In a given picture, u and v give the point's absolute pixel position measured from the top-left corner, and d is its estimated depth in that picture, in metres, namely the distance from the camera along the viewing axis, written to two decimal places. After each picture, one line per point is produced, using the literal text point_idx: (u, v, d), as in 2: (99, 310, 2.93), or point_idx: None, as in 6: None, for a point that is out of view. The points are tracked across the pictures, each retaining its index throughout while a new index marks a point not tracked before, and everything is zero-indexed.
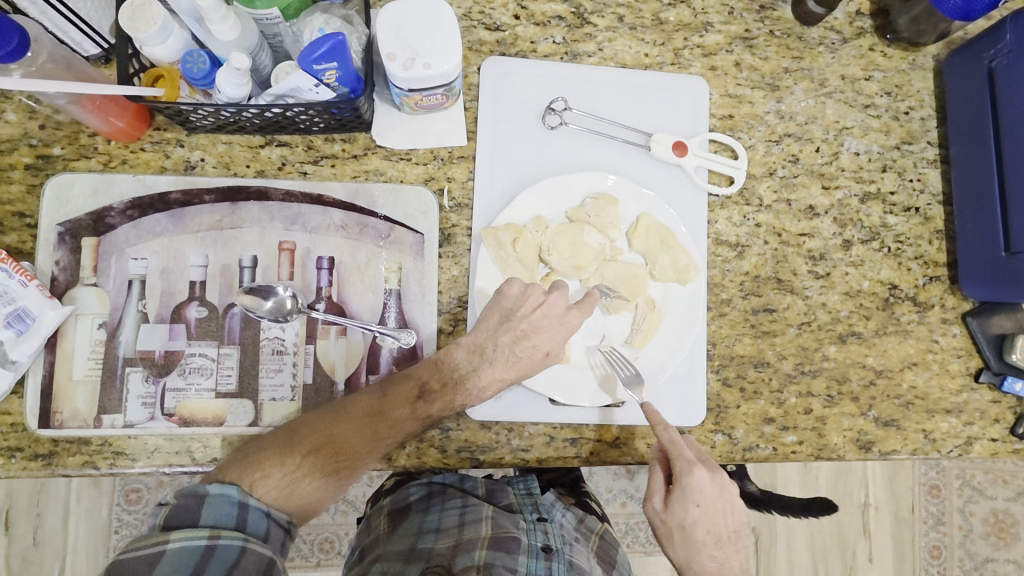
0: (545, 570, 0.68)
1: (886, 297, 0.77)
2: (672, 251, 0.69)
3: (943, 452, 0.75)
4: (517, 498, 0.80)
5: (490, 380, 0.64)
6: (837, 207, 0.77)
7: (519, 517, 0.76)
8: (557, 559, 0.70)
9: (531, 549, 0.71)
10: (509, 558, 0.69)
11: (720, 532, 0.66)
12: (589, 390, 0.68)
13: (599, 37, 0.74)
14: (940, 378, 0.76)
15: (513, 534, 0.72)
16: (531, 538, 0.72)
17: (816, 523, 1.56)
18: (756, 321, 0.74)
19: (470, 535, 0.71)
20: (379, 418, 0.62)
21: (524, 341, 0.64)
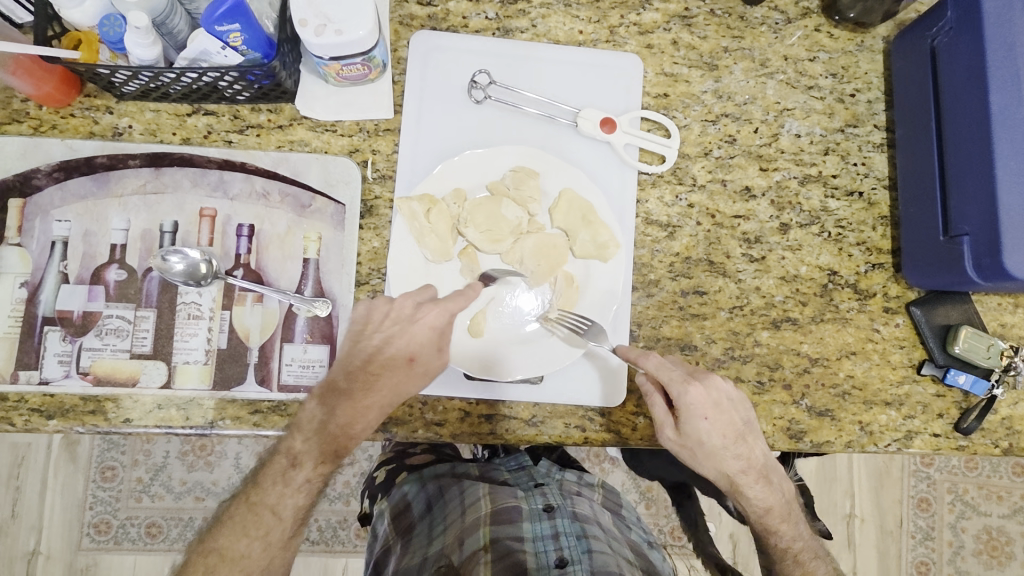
0: (549, 528, 0.76)
1: (825, 284, 0.74)
2: (593, 227, 0.68)
3: (881, 446, 0.72)
4: (512, 476, 0.91)
5: (355, 423, 0.62)
6: (775, 189, 0.75)
7: (516, 492, 0.85)
8: (559, 517, 0.79)
9: (533, 514, 0.79)
10: (516, 527, 0.76)
11: (731, 434, 0.64)
12: (505, 360, 0.67)
13: (533, 14, 0.74)
14: (880, 368, 0.73)
15: (514, 503, 0.81)
16: (532, 504, 0.82)
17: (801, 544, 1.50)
18: (685, 303, 0.72)
19: (473, 511, 0.79)
20: (258, 504, 0.64)
21: (374, 363, 0.62)
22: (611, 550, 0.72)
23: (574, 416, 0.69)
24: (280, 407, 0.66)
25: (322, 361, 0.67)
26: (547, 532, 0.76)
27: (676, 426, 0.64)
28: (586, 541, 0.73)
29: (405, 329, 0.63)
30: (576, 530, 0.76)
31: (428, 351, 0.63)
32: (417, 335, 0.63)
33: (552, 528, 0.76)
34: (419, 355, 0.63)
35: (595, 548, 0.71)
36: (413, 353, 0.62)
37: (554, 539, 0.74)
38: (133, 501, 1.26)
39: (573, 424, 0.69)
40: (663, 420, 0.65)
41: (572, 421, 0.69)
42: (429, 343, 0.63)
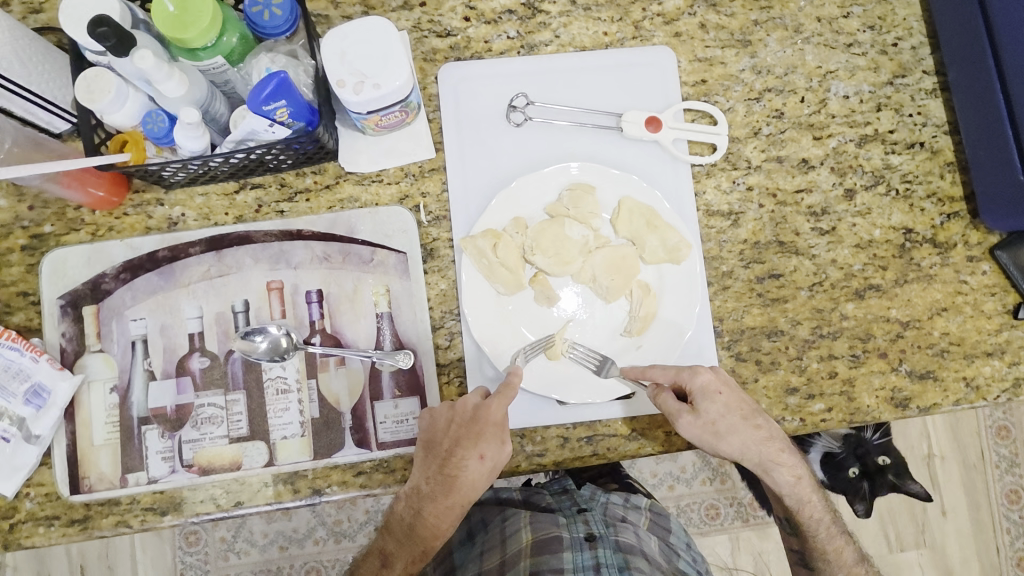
0: (591, 559, 0.71)
1: (902, 243, 0.72)
2: (660, 231, 0.66)
3: (990, 399, 0.70)
4: (554, 497, 0.85)
5: (442, 522, 0.65)
6: (833, 156, 0.72)
7: (557, 517, 0.79)
8: (601, 547, 0.73)
9: (573, 543, 0.74)
10: (556, 558, 0.72)
11: (739, 414, 0.64)
12: (571, 384, 0.65)
13: (554, 25, 0.73)
14: (975, 320, 0.71)
15: (554, 533, 0.76)
16: (572, 533, 0.76)
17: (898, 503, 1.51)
18: (763, 289, 0.71)
19: (513, 545, 0.76)
20: None
21: (452, 463, 0.63)
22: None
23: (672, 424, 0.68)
24: (383, 464, 0.67)
25: (414, 413, 0.67)
26: (588, 563, 0.71)
27: (692, 411, 0.63)
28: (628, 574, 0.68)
29: (471, 437, 0.62)
30: (619, 562, 0.71)
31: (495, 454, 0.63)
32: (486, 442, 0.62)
33: (592, 559, 0.72)
34: (486, 456, 0.62)
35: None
36: (483, 458, 0.63)
37: (596, 569, 0.70)
38: (223, 561, 1.28)
39: (673, 431, 0.68)
40: (676, 411, 0.63)
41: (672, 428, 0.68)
42: (495, 441, 0.62)
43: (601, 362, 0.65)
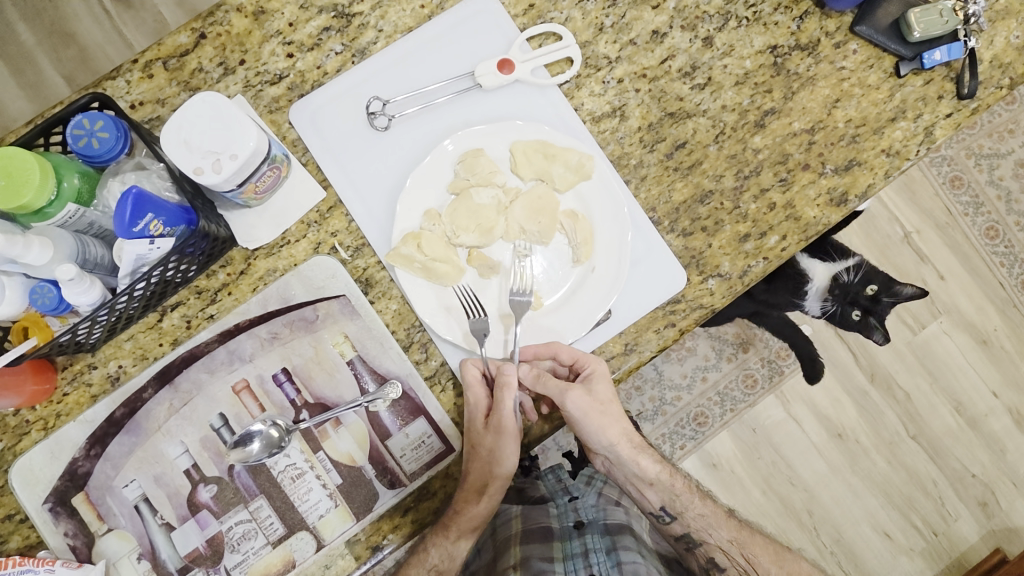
0: (579, 546, 0.81)
1: (773, 61, 0.74)
2: (559, 157, 0.67)
3: (913, 158, 0.73)
4: (548, 489, 0.94)
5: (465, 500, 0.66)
6: (677, 15, 0.74)
7: (548, 510, 0.89)
8: (588, 532, 0.83)
9: (564, 532, 0.84)
10: (544, 548, 0.81)
11: (607, 401, 0.67)
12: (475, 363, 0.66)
13: (373, 21, 0.72)
14: (867, 96, 0.74)
15: (544, 523, 0.85)
16: (562, 522, 0.86)
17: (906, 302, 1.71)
18: (676, 162, 0.73)
19: (506, 536, 0.84)
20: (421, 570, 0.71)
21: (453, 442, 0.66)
22: (643, 559, 0.77)
23: (660, 322, 0.70)
24: (423, 490, 0.67)
25: (427, 432, 0.67)
26: (576, 549, 0.81)
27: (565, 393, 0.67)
28: (614, 554, 0.78)
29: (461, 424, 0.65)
30: (607, 543, 0.80)
31: (483, 438, 0.64)
32: (472, 427, 0.65)
33: (581, 544, 0.82)
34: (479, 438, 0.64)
35: (626, 560, 0.77)
36: (474, 445, 0.65)
37: (584, 555, 0.80)
38: None
39: (663, 326, 0.71)
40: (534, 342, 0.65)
41: (660, 324, 0.70)
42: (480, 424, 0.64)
43: (524, 292, 0.66)
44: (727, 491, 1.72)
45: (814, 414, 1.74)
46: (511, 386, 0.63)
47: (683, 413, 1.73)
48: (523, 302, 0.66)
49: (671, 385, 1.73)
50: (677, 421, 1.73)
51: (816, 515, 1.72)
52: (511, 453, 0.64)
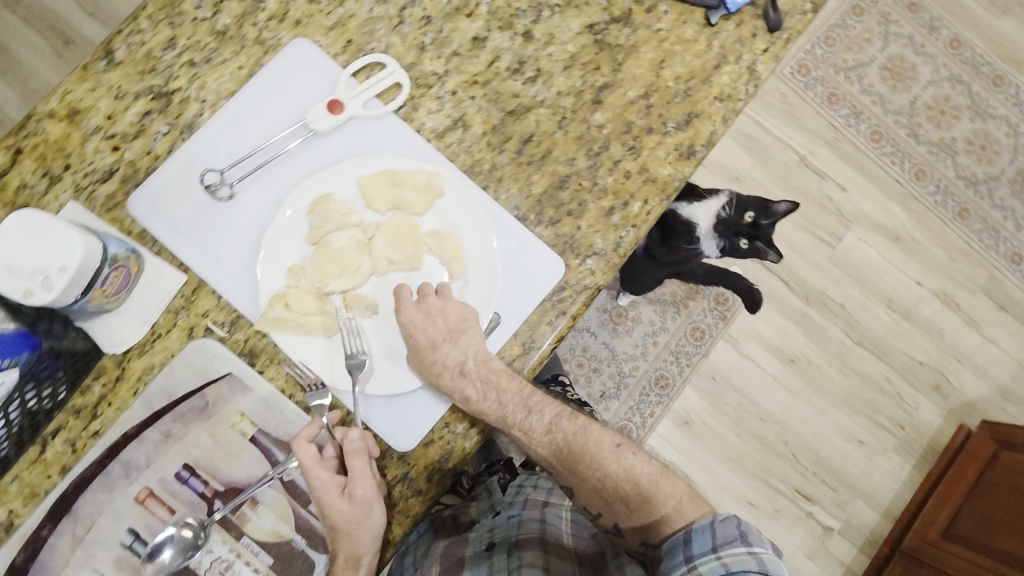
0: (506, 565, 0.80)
1: (595, 39, 0.76)
2: (407, 181, 0.67)
3: (745, 98, 0.77)
4: (478, 510, 0.98)
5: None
6: (492, 17, 0.76)
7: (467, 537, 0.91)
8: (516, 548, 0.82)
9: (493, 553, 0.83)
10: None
11: (456, 324, 0.67)
12: (315, 423, 0.65)
13: (193, 94, 0.71)
14: (689, 50, 0.77)
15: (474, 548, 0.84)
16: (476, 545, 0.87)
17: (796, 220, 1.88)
18: (527, 156, 0.74)
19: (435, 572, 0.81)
20: None
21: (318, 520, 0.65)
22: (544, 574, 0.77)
23: (550, 313, 0.71)
24: None
25: None
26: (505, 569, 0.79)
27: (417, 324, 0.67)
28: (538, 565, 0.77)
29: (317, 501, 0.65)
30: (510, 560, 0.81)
31: (345, 515, 0.63)
32: (330, 507, 0.64)
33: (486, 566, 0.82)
34: (334, 510, 0.64)
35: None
36: (337, 524, 0.64)
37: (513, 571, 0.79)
38: None
39: (554, 317, 0.71)
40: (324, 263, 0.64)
41: (551, 316, 0.71)
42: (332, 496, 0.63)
43: (358, 353, 0.65)
44: (705, 445, 1.75)
45: (764, 347, 1.80)
46: (362, 451, 0.64)
47: (645, 379, 1.75)
48: (360, 361, 0.65)
49: (626, 358, 1.75)
50: (641, 390, 1.74)
51: (792, 443, 1.78)
52: (378, 519, 0.65)
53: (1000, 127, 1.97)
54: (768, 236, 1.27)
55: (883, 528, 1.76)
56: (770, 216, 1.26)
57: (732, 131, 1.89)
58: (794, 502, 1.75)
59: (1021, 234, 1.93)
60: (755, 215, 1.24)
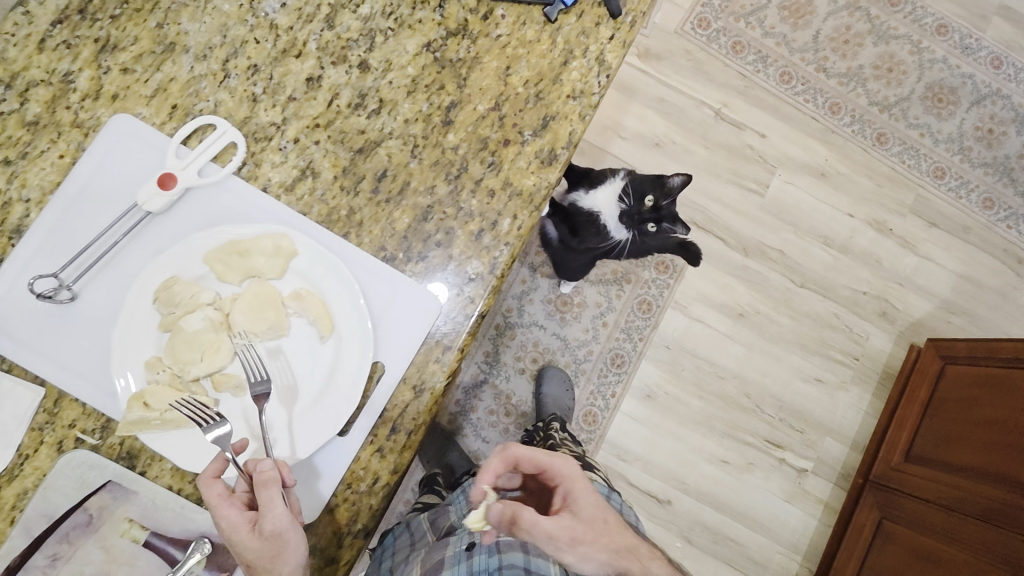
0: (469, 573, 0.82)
1: (434, 57, 0.73)
2: (254, 248, 0.64)
3: (599, 91, 0.75)
4: (456, 514, 0.89)
5: None
6: (322, 53, 0.72)
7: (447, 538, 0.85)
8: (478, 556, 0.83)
9: (456, 559, 0.82)
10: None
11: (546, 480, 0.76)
12: (220, 459, 0.60)
13: (16, 194, 0.67)
14: (533, 52, 0.74)
15: (438, 557, 0.82)
16: (456, 547, 0.83)
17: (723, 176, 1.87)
18: (385, 193, 0.71)
19: None
20: None
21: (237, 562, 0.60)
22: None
23: (436, 351, 0.70)
24: None
25: None
26: None
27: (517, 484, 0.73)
28: None
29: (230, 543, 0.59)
30: (494, 562, 0.84)
31: (258, 551, 0.58)
32: (241, 546, 0.59)
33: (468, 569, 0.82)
34: (248, 549, 0.58)
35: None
36: (251, 562, 0.58)
37: None
38: None
39: (441, 353, 0.70)
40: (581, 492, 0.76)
41: (437, 353, 0.70)
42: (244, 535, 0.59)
43: (263, 379, 0.63)
44: (669, 414, 1.76)
45: (712, 307, 1.81)
46: (272, 480, 0.60)
47: (600, 362, 1.75)
48: (266, 388, 0.63)
49: (579, 344, 1.75)
50: (599, 373, 1.75)
51: (754, 395, 1.80)
52: (296, 550, 0.59)
53: (904, 47, 1.97)
54: (673, 214, 1.26)
55: (854, 459, 1.80)
56: (671, 194, 1.24)
57: (645, 97, 1.86)
58: (765, 451, 1.78)
59: (940, 148, 1.95)
60: (655, 198, 1.22)
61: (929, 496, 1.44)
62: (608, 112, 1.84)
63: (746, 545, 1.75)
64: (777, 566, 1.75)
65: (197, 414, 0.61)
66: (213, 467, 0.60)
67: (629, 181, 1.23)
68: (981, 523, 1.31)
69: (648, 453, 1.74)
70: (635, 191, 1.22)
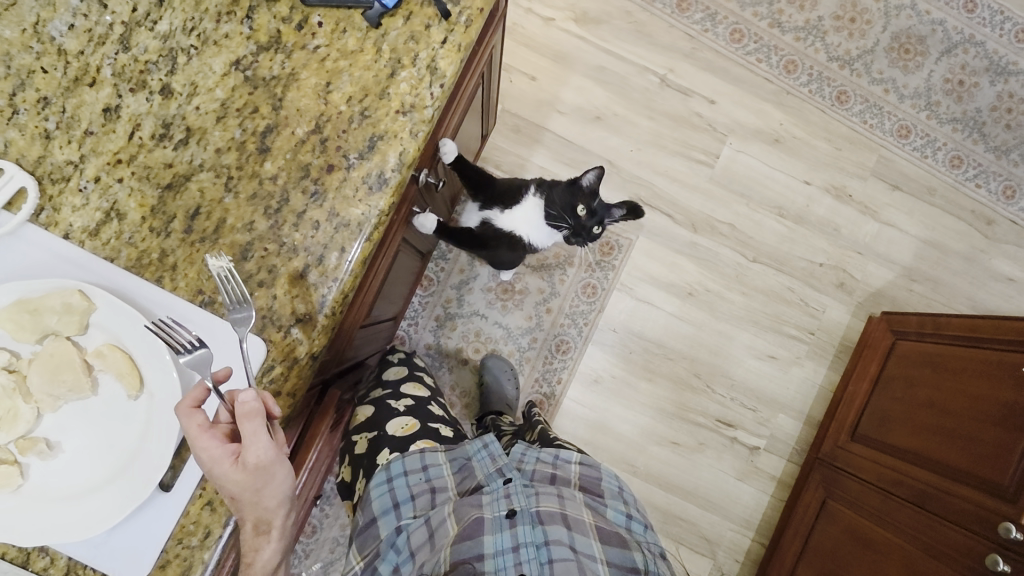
0: (510, 538, 0.77)
1: (245, 76, 0.66)
2: (43, 307, 0.59)
3: (433, 103, 0.68)
4: (483, 472, 0.90)
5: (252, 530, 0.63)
6: (119, 79, 0.65)
7: (481, 498, 0.84)
8: (520, 522, 0.78)
9: (496, 523, 0.79)
10: (476, 544, 0.76)
11: None
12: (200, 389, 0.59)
13: None
14: (356, 64, 0.68)
15: (475, 515, 0.80)
16: (495, 512, 0.80)
17: (670, 148, 1.77)
18: (199, 232, 0.66)
19: (440, 536, 0.81)
20: None
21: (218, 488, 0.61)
22: (575, 554, 0.75)
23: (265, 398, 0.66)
24: None
25: None
26: (507, 543, 0.76)
27: None
28: (547, 547, 0.75)
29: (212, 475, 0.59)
30: (539, 536, 0.77)
31: (243, 484, 0.60)
32: (224, 479, 0.59)
33: (512, 538, 0.77)
34: (230, 482, 0.60)
35: (558, 556, 0.75)
36: (236, 494, 0.60)
37: (516, 548, 0.76)
38: None
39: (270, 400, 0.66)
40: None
41: None
42: (229, 470, 0.59)
43: (242, 302, 0.63)
44: (618, 398, 1.74)
45: (659, 287, 1.75)
46: (255, 413, 0.59)
47: (544, 349, 1.72)
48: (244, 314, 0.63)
49: (522, 332, 1.71)
50: (543, 360, 1.71)
51: (704, 375, 1.76)
52: (279, 482, 0.62)
53: None
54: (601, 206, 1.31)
55: (807, 434, 1.77)
56: (593, 192, 1.29)
57: (584, 67, 1.74)
58: (716, 431, 1.76)
59: (905, 105, 1.82)
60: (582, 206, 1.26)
61: (869, 477, 1.45)
62: (544, 86, 1.73)
63: (697, 523, 1.75)
64: (729, 543, 1.75)
65: (176, 340, 0.62)
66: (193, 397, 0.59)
67: (552, 196, 1.25)
68: (909, 505, 1.32)
69: (596, 438, 1.73)
70: (561, 205, 1.25)
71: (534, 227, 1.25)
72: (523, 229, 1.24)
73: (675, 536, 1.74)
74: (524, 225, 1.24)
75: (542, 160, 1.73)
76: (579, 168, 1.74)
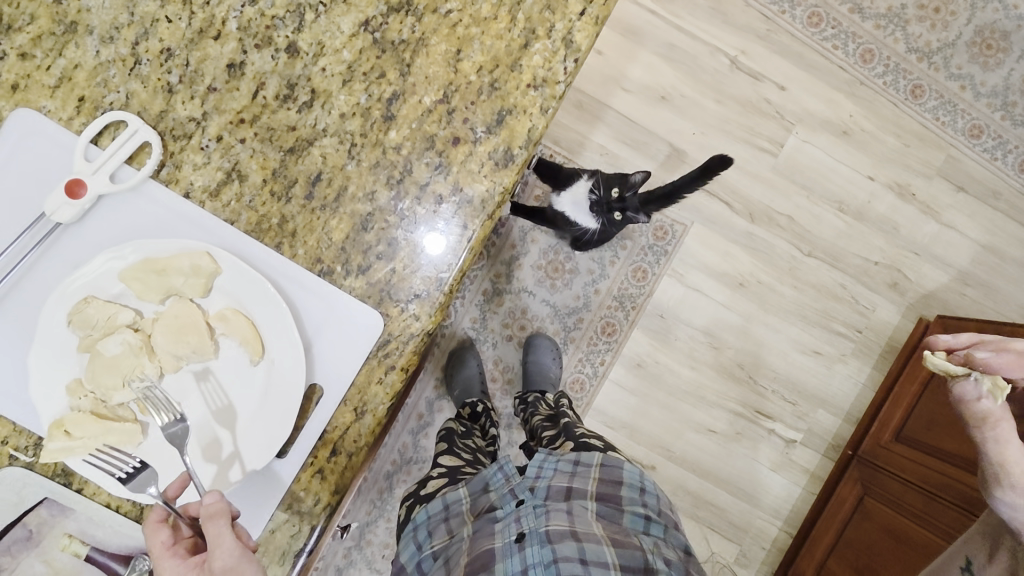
0: (519, 561, 0.70)
1: (375, 38, 0.64)
2: (173, 267, 0.58)
3: (564, 79, 0.65)
4: (493, 493, 0.80)
5: None
6: (244, 33, 0.63)
7: (492, 524, 0.75)
8: (529, 543, 0.71)
9: (505, 550, 0.71)
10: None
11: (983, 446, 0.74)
12: (181, 477, 0.61)
13: None
14: (488, 31, 0.64)
15: (486, 544, 0.71)
16: (504, 538, 0.73)
17: (734, 134, 1.72)
18: (320, 199, 0.64)
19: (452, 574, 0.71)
20: None
21: None
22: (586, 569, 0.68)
23: (379, 370, 0.66)
24: None
25: None
26: (517, 567, 0.69)
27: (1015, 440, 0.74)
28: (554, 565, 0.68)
29: None
30: (548, 554, 0.70)
31: None
32: None
33: (521, 560, 0.70)
34: None
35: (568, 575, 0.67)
36: None
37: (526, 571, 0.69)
38: None
39: (384, 373, 0.66)
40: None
41: (381, 372, 0.66)
42: None
43: (175, 418, 0.60)
44: (658, 383, 1.74)
45: (711, 276, 1.73)
46: (219, 513, 0.56)
47: (590, 330, 1.71)
48: (179, 427, 0.60)
49: (569, 311, 1.70)
50: (588, 341, 1.71)
51: (748, 366, 1.76)
52: None
53: None
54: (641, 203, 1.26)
55: (845, 431, 1.77)
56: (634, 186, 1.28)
57: (654, 43, 1.69)
58: (754, 422, 1.76)
59: (981, 103, 1.75)
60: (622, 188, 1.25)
61: (911, 477, 1.45)
62: (611, 61, 1.68)
63: (726, 510, 1.77)
64: (756, 530, 1.77)
65: (117, 468, 0.59)
66: (175, 484, 0.60)
67: (597, 177, 1.27)
68: (956, 508, 1.30)
69: (633, 420, 1.73)
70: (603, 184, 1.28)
71: (576, 206, 1.26)
72: (567, 209, 1.28)
73: (704, 520, 1.76)
74: (568, 197, 1.27)
75: (604, 138, 1.69)
76: (641, 147, 1.70)
